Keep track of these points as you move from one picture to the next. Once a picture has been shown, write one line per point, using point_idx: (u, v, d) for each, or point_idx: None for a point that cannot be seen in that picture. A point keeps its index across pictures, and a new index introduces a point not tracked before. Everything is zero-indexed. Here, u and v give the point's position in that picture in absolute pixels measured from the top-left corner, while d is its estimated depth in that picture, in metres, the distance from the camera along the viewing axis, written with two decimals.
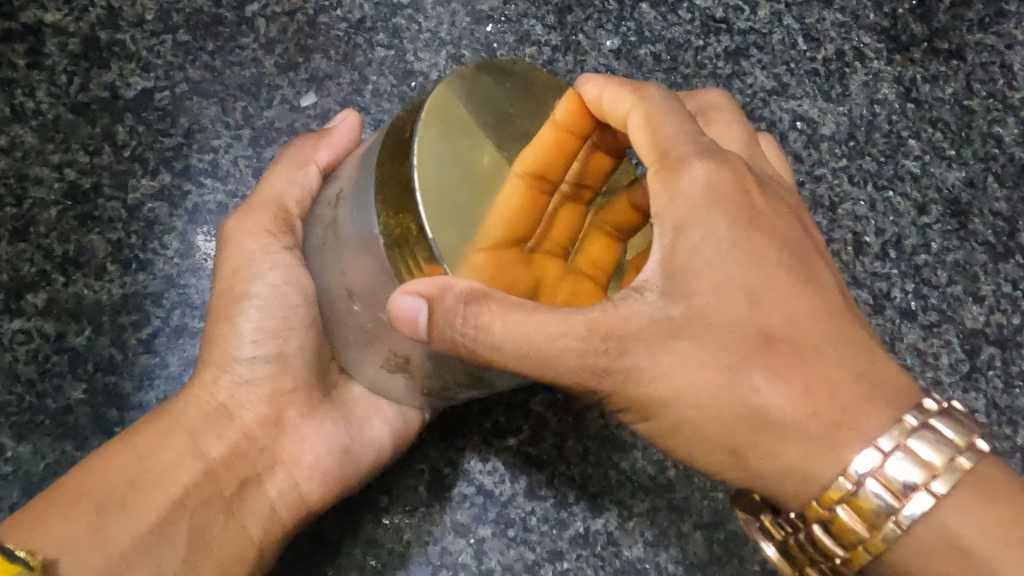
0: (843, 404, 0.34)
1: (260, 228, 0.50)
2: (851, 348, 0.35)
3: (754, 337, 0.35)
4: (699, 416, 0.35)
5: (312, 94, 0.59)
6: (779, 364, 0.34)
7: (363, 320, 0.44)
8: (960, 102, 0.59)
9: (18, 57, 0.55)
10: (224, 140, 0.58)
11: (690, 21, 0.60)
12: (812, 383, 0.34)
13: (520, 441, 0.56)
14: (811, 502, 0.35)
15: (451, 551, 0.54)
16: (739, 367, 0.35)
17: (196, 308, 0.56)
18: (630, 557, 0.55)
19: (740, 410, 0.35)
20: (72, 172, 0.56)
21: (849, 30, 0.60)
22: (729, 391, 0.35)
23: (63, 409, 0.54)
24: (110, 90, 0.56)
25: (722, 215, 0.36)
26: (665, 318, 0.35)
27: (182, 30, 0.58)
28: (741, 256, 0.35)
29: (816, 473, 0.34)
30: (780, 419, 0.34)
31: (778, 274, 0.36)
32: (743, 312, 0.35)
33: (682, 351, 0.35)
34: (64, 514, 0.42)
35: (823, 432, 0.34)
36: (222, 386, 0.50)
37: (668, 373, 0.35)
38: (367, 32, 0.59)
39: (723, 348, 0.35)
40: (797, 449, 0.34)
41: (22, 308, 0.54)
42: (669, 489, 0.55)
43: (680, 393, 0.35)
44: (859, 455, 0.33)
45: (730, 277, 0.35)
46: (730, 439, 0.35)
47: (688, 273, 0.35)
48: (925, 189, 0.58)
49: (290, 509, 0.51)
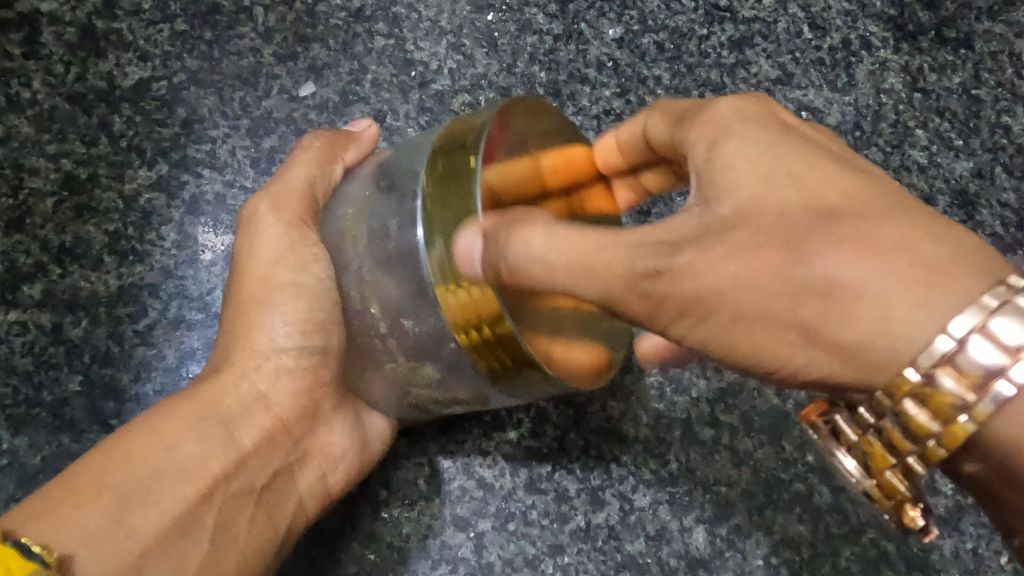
0: (924, 262, 0.30)
1: (295, 218, 0.49)
2: (932, 217, 0.32)
3: (811, 216, 0.32)
4: (768, 321, 0.33)
5: (310, 84, 0.58)
6: (844, 232, 0.32)
7: (379, 324, 0.45)
8: (968, 92, 0.58)
9: (14, 47, 0.55)
10: (222, 130, 0.57)
11: (694, 10, 0.60)
12: (885, 242, 0.31)
13: (521, 435, 0.55)
14: (897, 376, 0.30)
15: (451, 545, 0.54)
16: (797, 243, 0.32)
17: (193, 299, 0.56)
18: (631, 551, 0.54)
19: (804, 280, 0.32)
20: (69, 162, 0.55)
21: (855, 18, 0.59)
22: (782, 267, 0.32)
23: (58, 402, 0.54)
24: (107, 80, 0.56)
25: (757, 126, 0.35)
26: (711, 222, 0.34)
27: (180, 19, 0.57)
28: (787, 155, 0.34)
29: (899, 335, 0.30)
30: (854, 279, 0.31)
31: (828, 165, 0.34)
32: (793, 198, 0.33)
33: (737, 239, 0.33)
34: (87, 503, 0.40)
35: (903, 288, 0.30)
36: (263, 374, 0.49)
37: (716, 258, 0.33)
38: (366, 21, 0.58)
39: (773, 232, 0.33)
40: (873, 320, 0.30)
41: (17, 299, 0.54)
42: (672, 482, 0.55)
43: (738, 279, 0.33)
44: (956, 316, 0.29)
45: (772, 172, 0.34)
46: (798, 316, 0.32)
47: (729, 176, 0.34)
48: (932, 179, 0.58)
49: (315, 501, 0.51)
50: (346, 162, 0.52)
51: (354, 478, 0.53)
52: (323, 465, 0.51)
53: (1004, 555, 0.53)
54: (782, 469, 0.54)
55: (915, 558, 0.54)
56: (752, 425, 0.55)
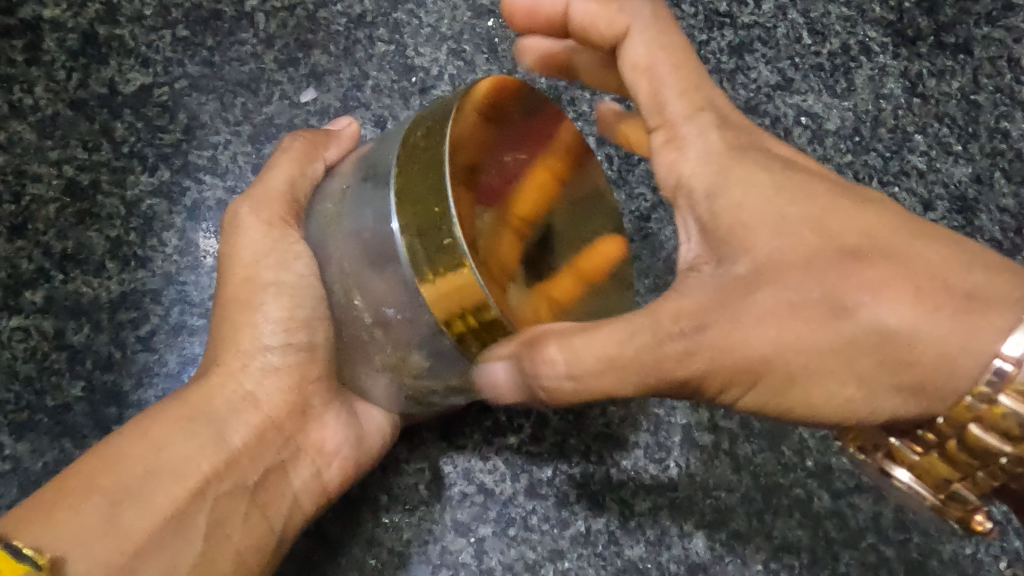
0: (963, 293, 0.32)
1: (275, 217, 0.49)
2: (948, 246, 0.34)
3: (839, 257, 0.34)
4: (826, 380, 0.34)
5: (312, 90, 0.58)
6: (872, 278, 0.33)
7: (362, 315, 0.44)
8: (967, 97, 0.58)
9: (17, 53, 0.55)
10: (223, 136, 0.57)
11: (693, 15, 0.60)
12: (919, 283, 0.33)
13: (521, 440, 0.55)
14: (953, 407, 0.33)
15: (451, 551, 0.54)
16: (832, 296, 0.33)
17: (195, 305, 0.56)
18: (631, 556, 0.54)
19: (854, 333, 0.33)
20: (71, 168, 0.55)
21: (854, 24, 0.59)
22: (828, 323, 0.33)
23: (60, 407, 0.54)
24: (109, 86, 0.56)
25: (754, 165, 0.37)
26: (733, 279, 0.35)
27: (182, 25, 0.57)
28: (794, 198, 0.35)
29: (960, 366, 0.32)
30: (902, 325, 0.32)
31: (842, 206, 0.35)
32: (812, 241, 0.34)
33: (762, 304, 0.34)
34: (78, 503, 0.41)
35: (947, 330, 0.32)
36: (250, 374, 0.49)
37: (757, 329, 0.34)
38: (367, 27, 0.59)
39: (807, 286, 0.34)
40: (932, 360, 0.32)
41: (20, 305, 0.54)
42: (671, 487, 0.55)
43: (782, 345, 0.34)
44: (1005, 340, 0.31)
45: (787, 218, 0.35)
46: (850, 368, 0.33)
47: (740, 223, 0.35)
48: (931, 185, 0.58)
49: (311, 497, 0.51)
50: (327, 160, 0.52)
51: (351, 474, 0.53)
52: (316, 460, 0.51)
53: (1003, 560, 0.53)
54: (781, 474, 0.55)
55: (915, 563, 0.54)
56: (751, 430, 0.55)
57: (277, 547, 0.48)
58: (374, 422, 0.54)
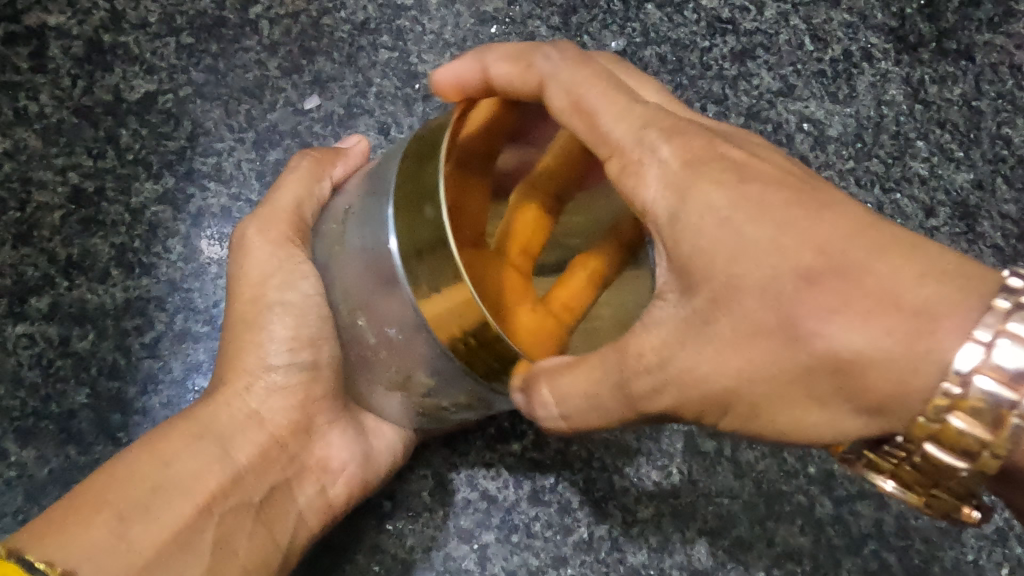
0: (915, 310, 0.30)
1: (282, 237, 0.49)
2: (904, 252, 0.31)
3: (794, 283, 0.31)
4: (787, 405, 0.33)
5: (316, 96, 0.59)
6: (830, 298, 0.31)
7: (367, 335, 0.44)
8: (969, 103, 0.58)
9: (22, 60, 0.55)
10: (227, 143, 0.58)
11: (696, 22, 0.60)
12: (873, 303, 0.30)
13: (524, 447, 0.55)
14: (917, 419, 0.30)
15: (454, 557, 0.54)
16: (788, 324, 0.32)
17: (199, 312, 0.56)
18: (634, 563, 0.55)
19: (810, 362, 0.31)
20: (76, 176, 0.55)
21: (856, 30, 0.60)
22: (786, 350, 0.32)
23: (66, 414, 0.54)
24: (114, 93, 0.56)
25: (706, 182, 0.34)
26: (689, 311, 0.33)
27: (186, 32, 0.57)
28: (749, 213, 0.33)
29: (915, 386, 0.30)
30: (856, 350, 0.30)
31: (787, 210, 0.32)
32: (770, 261, 0.32)
33: (722, 334, 0.33)
34: (88, 518, 0.41)
35: (906, 348, 0.30)
36: (254, 394, 0.49)
37: (714, 363, 0.33)
38: (370, 33, 0.59)
39: (762, 313, 0.32)
40: (887, 386, 0.30)
41: (25, 312, 0.54)
42: (674, 494, 0.55)
43: (741, 374, 0.33)
44: (958, 353, 0.29)
45: (743, 238, 0.32)
46: (810, 391, 0.32)
47: (698, 245, 0.33)
48: (933, 191, 0.58)
49: (316, 514, 0.51)
50: (334, 178, 0.52)
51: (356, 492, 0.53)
52: (322, 478, 0.52)
53: (1005, 566, 0.53)
54: (783, 481, 0.55)
55: (916, 569, 0.54)
56: (753, 437, 0.55)
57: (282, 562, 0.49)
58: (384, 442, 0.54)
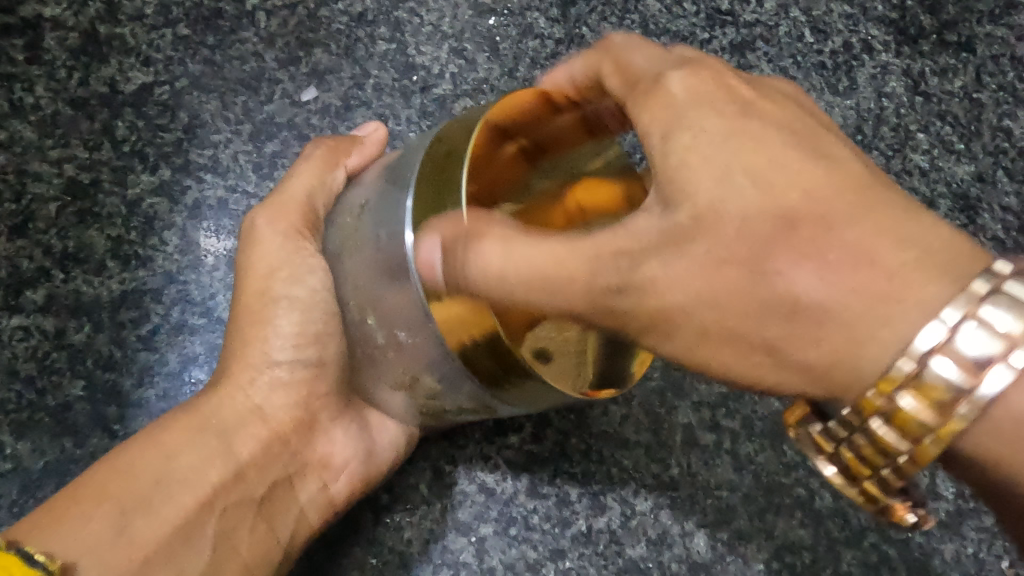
0: (888, 272, 0.30)
1: (292, 228, 0.49)
2: (896, 215, 0.31)
3: (773, 219, 0.32)
4: (731, 340, 0.33)
5: (313, 88, 0.58)
6: (808, 244, 0.31)
7: (374, 333, 0.43)
8: (969, 95, 0.58)
9: (17, 52, 0.55)
10: (224, 135, 0.57)
11: (696, 14, 0.60)
12: (855, 256, 0.30)
13: (523, 439, 0.55)
14: (866, 393, 0.30)
15: (452, 549, 0.54)
16: (761, 256, 0.32)
17: (196, 304, 0.56)
18: (633, 555, 0.54)
19: (766, 300, 0.32)
20: (71, 168, 0.55)
21: (856, 22, 0.59)
22: (751, 279, 0.32)
23: (62, 406, 0.54)
24: (110, 85, 0.56)
25: (712, 111, 0.34)
26: (671, 228, 0.33)
27: (182, 24, 0.57)
28: (739, 144, 0.33)
29: (864, 356, 0.30)
30: (816, 298, 0.31)
31: (789, 155, 0.33)
32: (753, 195, 0.32)
33: (698, 254, 0.32)
34: (90, 510, 0.41)
35: (867, 304, 0.30)
36: (258, 388, 0.49)
37: (682, 278, 0.33)
38: (368, 25, 0.59)
39: (737, 243, 0.32)
40: (838, 338, 0.30)
41: (21, 304, 0.54)
42: (673, 487, 0.55)
43: (701, 295, 0.33)
44: (922, 330, 0.28)
45: (731, 167, 0.32)
46: (760, 331, 0.32)
47: (684, 172, 0.33)
48: (934, 183, 0.58)
49: (318, 510, 0.51)
50: (347, 169, 0.52)
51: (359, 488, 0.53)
52: (324, 475, 0.51)
53: (1005, 559, 0.53)
54: (783, 474, 0.55)
55: (916, 562, 0.54)
56: (752, 430, 0.55)
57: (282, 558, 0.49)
58: (388, 438, 0.53)
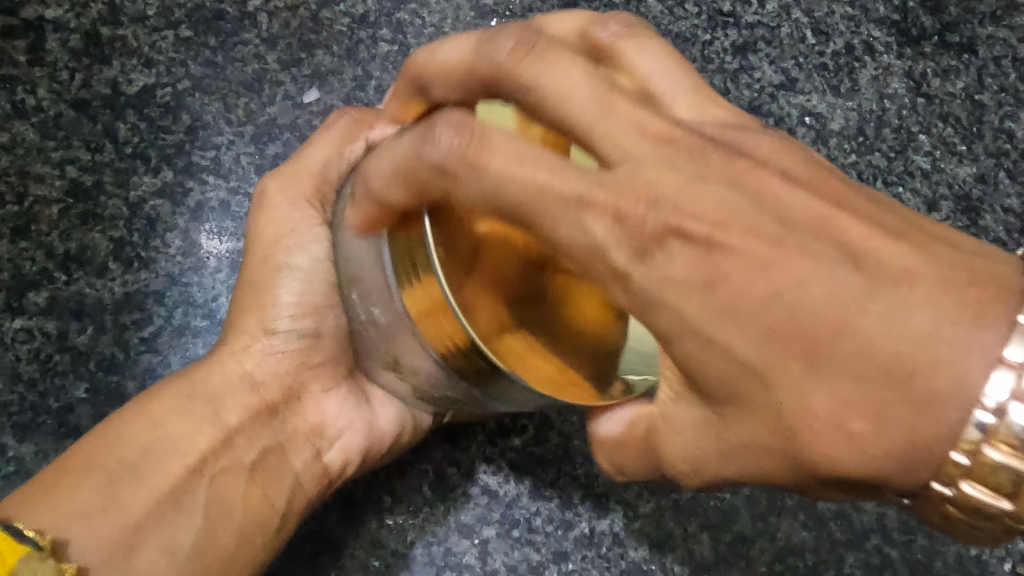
0: (926, 391, 0.28)
1: (300, 197, 0.50)
2: (896, 306, 0.28)
3: (790, 398, 0.30)
4: (813, 490, 0.32)
5: (315, 90, 0.58)
6: (833, 411, 0.29)
7: (358, 311, 0.43)
8: (971, 97, 0.58)
9: (19, 54, 0.55)
10: (226, 137, 0.57)
11: (697, 15, 0.60)
12: (873, 404, 0.28)
13: (525, 441, 0.55)
14: (936, 491, 0.29)
15: (455, 552, 0.54)
16: (793, 438, 0.30)
17: (199, 306, 0.56)
18: (635, 558, 0.54)
19: (826, 475, 0.30)
20: (73, 169, 0.55)
21: (858, 23, 0.59)
22: (798, 462, 0.31)
23: (64, 408, 0.54)
24: (112, 87, 0.56)
25: (672, 272, 0.31)
26: (708, 427, 0.33)
27: (185, 26, 0.57)
28: (728, 321, 0.30)
29: (927, 449, 0.28)
30: (867, 463, 0.29)
31: (768, 297, 0.30)
32: (762, 380, 0.30)
33: (740, 446, 0.32)
34: (79, 480, 0.42)
35: (911, 435, 0.28)
36: (252, 354, 0.49)
37: (741, 470, 0.33)
38: (370, 27, 0.58)
39: (765, 434, 0.31)
40: (912, 467, 0.28)
41: (23, 306, 0.54)
42: (675, 489, 0.54)
43: (768, 480, 0.32)
44: (987, 390, 0.27)
45: (734, 346, 0.30)
46: (812, 481, 0.31)
47: (699, 370, 0.31)
48: (936, 185, 0.58)
49: (313, 480, 0.50)
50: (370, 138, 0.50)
51: (354, 459, 0.52)
52: (317, 442, 0.51)
53: (1009, 562, 0.53)
54: None
55: (919, 564, 0.54)
56: None
57: (278, 531, 0.48)
58: (387, 412, 0.54)
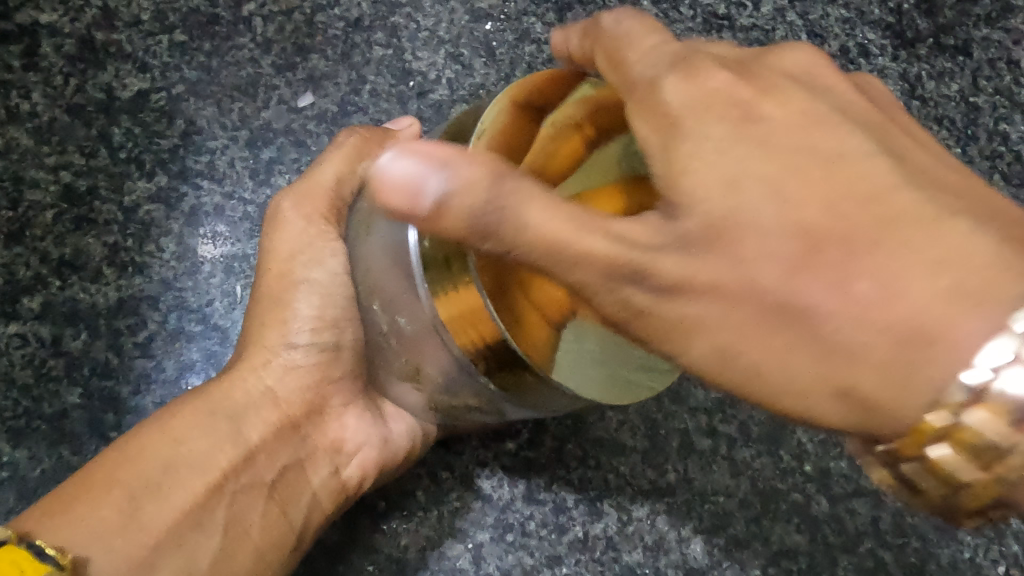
0: (968, 299, 0.26)
1: (316, 213, 0.49)
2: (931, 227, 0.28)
3: (791, 235, 0.28)
4: (770, 355, 0.29)
5: (310, 94, 0.58)
6: (829, 261, 0.28)
7: (379, 321, 0.43)
8: (966, 99, 0.58)
9: (14, 58, 0.55)
10: (221, 141, 0.57)
11: (692, 18, 0.60)
12: (888, 280, 0.27)
13: (520, 445, 0.55)
14: (902, 437, 0.28)
15: (449, 556, 0.54)
16: (787, 275, 0.28)
17: (193, 311, 0.56)
18: (630, 561, 0.54)
19: (798, 325, 0.28)
20: (67, 174, 0.55)
21: (853, 26, 0.59)
22: (780, 306, 0.28)
23: (57, 414, 0.54)
24: (107, 91, 0.56)
25: (715, 118, 0.30)
26: (680, 237, 0.29)
27: (179, 30, 0.57)
28: (756, 157, 0.29)
29: (923, 373, 0.27)
30: (844, 336, 0.28)
31: (810, 167, 0.29)
32: (771, 213, 0.28)
33: (716, 275, 0.29)
34: (100, 497, 0.41)
35: (900, 342, 0.27)
36: (272, 370, 0.49)
37: (706, 304, 0.29)
38: (365, 31, 0.59)
39: (750, 265, 0.29)
40: (889, 374, 0.27)
41: (17, 312, 0.54)
42: (669, 492, 0.55)
43: (724, 326, 0.29)
44: (983, 351, 0.26)
45: (737, 175, 0.29)
46: (770, 349, 0.29)
47: (691, 177, 0.29)
48: None
49: (331, 495, 0.50)
50: None
51: (371, 473, 0.52)
52: (335, 459, 0.51)
53: (1002, 564, 0.53)
54: (780, 479, 0.55)
55: (913, 568, 0.54)
56: (749, 435, 0.55)
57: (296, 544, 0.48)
58: (402, 425, 0.53)
